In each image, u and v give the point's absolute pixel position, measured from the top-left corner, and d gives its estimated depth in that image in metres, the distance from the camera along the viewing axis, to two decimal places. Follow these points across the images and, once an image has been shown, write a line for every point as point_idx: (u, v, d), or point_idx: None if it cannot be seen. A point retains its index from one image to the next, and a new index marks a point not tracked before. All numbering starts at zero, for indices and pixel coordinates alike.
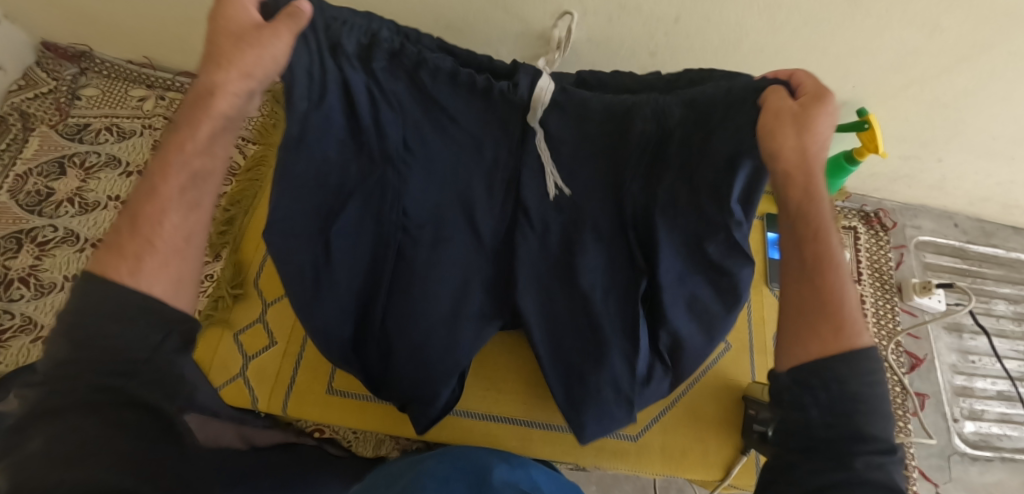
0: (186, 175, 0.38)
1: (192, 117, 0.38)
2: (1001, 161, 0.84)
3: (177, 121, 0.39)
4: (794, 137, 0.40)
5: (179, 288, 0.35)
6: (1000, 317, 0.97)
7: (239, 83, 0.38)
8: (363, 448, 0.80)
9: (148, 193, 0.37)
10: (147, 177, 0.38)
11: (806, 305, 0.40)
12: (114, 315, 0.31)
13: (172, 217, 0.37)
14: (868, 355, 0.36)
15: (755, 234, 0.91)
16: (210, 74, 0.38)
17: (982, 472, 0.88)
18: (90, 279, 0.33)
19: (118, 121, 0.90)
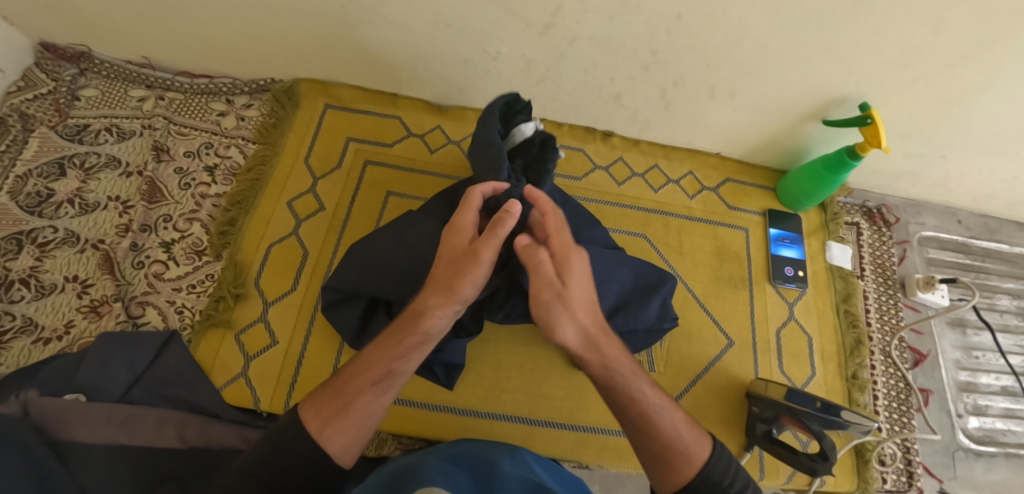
0: (385, 368, 0.54)
1: (402, 324, 0.54)
2: (1005, 157, 0.83)
3: (396, 321, 0.56)
4: (571, 328, 0.52)
5: (361, 433, 0.52)
6: (1004, 312, 0.96)
7: (442, 310, 0.52)
8: (365, 449, 0.77)
9: (353, 375, 0.54)
10: (356, 363, 0.55)
11: (650, 445, 0.52)
12: (345, 436, 0.51)
13: (367, 395, 0.53)
14: (699, 462, 0.50)
15: (758, 230, 0.90)
16: (427, 297, 0.54)
17: (988, 468, 0.88)
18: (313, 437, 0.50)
19: (118, 122, 0.90)
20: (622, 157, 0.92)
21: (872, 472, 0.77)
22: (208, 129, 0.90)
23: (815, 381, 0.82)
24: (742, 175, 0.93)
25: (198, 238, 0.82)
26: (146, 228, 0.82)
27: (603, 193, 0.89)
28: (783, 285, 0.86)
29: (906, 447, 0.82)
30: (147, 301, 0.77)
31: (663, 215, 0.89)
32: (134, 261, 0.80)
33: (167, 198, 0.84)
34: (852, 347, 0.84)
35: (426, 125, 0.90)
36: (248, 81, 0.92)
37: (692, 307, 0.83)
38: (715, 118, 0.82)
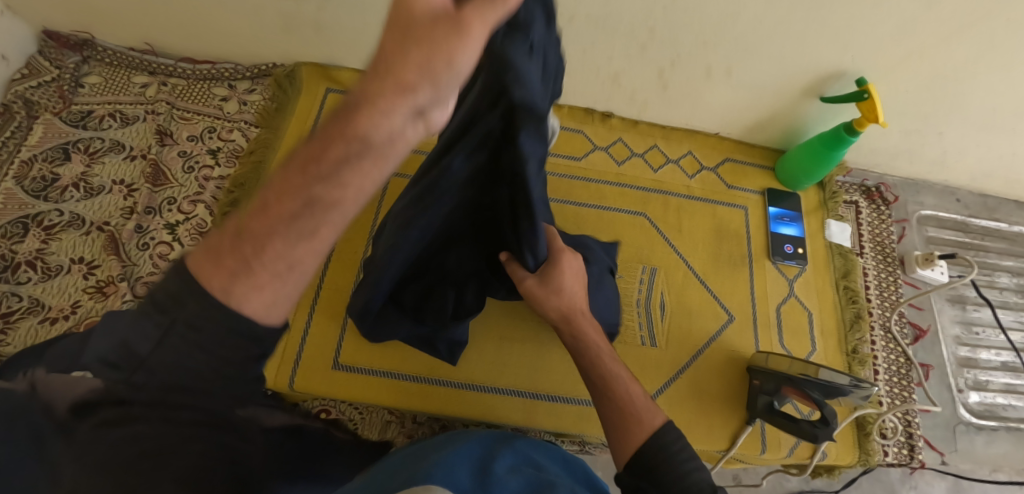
0: (300, 202, 0.31)
1: (328, 131, 0.27)
2: (1003, 133, 0.84)
3: (308, 140, 0.29)
4: (554, 304, 0.60)
5: (278, 308, 0.35)
6: (1004, 289, 0.97)
7: (409, 105, 0.25)
8: (368, 431, 0.80)
9: (258, 219, 0.32)
10: (257, 194, 0.32)
11: (611, 412, 0.57)
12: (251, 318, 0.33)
13: (279, 242, 0.33)
14: (649, 428, 0.54)
15: (757, 209, 0.91)
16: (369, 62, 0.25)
17: (989, 442, 0.89)
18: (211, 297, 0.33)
19: (121, 108, 0.90)
20: (621, 137, 0.92)
21: (873, 445, 0.78)
22: (210, 114, 0.91)
23: (816, 355, 0.83)
24: (741, 155, 0.94)
25: (203, 220, 0.83)
26: (151, 210, 0.83)
27: (603, 173, 0.90)
28: (782, 262, 0.87)
29: (906, 420, 0.83)
30: (152, 282, 0.78)
31: (663, 194, 0.90)
32: (139, 242, 0.81)
33: (171, 181, 0.85)
34: (852, 322, 0.85)
35: None
36: (250, 67, 0.93)
37: (692, 283, 0.84)
38: (713, 97, 0.82)
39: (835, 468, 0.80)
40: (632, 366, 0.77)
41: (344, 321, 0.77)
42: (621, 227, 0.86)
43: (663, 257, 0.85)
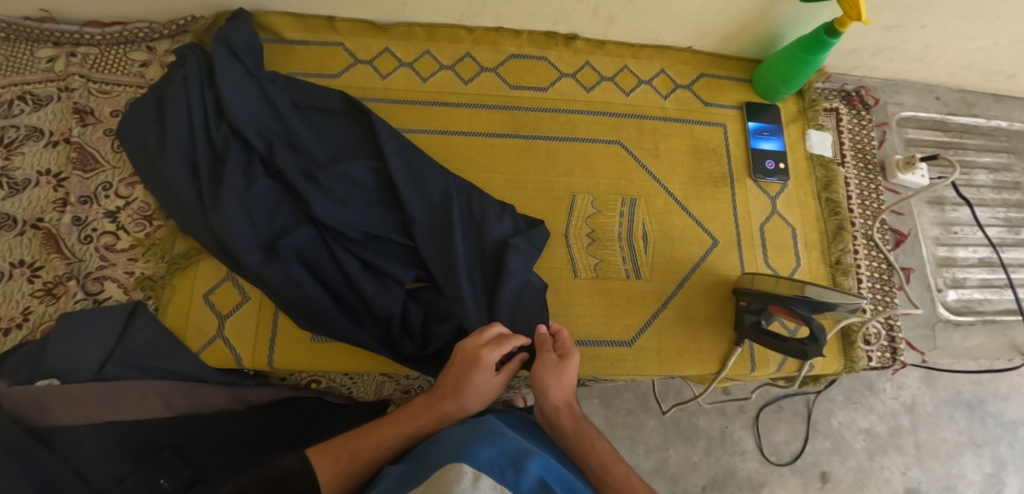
0: (410, 427, 0.57)
1: (433, 400, 0.58)
2: (984, 22, 0.80)
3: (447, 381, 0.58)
4: (556, 386, 0.60)
5: (410, 427, 0.57)
6: (981, 187, 0.96)
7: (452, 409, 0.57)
8: (363, 393, 0.80)
9: (390, 434, 0.57)
10: (355, 454, 0.54)
11: (605, 464, 0.53)
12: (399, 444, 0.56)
13: (406, 427, 0.57)
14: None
15: (736, 124, 0.87)
16: (464, 375, 0.57)
17: (967, 337, 0.92)
18: (405, 425, 0.57)
19: (31, 88, 0.80)
20: (588, 61, 0.86)
21: (857, 352, 0.80)
22: (133, 83, 0.81)
23: (799, 270, 0.82)
24: (716, 69, 0.89)
25: (145, 202, 0.76)
26: (87, 199, 0.75)
27: (571, 102, 0.84)
28: (764, 179, 0.84)
29: (889, 324, 0.84)
30: (103, 276, 0.73)
31: (636, 118, 0.85)
32: (80, 236, 0.74)
33: (102, 164, 0.77)
34: (835, 234, 0.84)
35: (372, 49, 0.82)
36: (167, 23, 0.83)
37: (674, 210, 0.81)
38: (683, 4, 0.75)
39: (819, 377, 0.82)
40: (619, 299, 0.76)
41: None
42: (595, 158, 0.82)
43: (641, 186, 0.81)
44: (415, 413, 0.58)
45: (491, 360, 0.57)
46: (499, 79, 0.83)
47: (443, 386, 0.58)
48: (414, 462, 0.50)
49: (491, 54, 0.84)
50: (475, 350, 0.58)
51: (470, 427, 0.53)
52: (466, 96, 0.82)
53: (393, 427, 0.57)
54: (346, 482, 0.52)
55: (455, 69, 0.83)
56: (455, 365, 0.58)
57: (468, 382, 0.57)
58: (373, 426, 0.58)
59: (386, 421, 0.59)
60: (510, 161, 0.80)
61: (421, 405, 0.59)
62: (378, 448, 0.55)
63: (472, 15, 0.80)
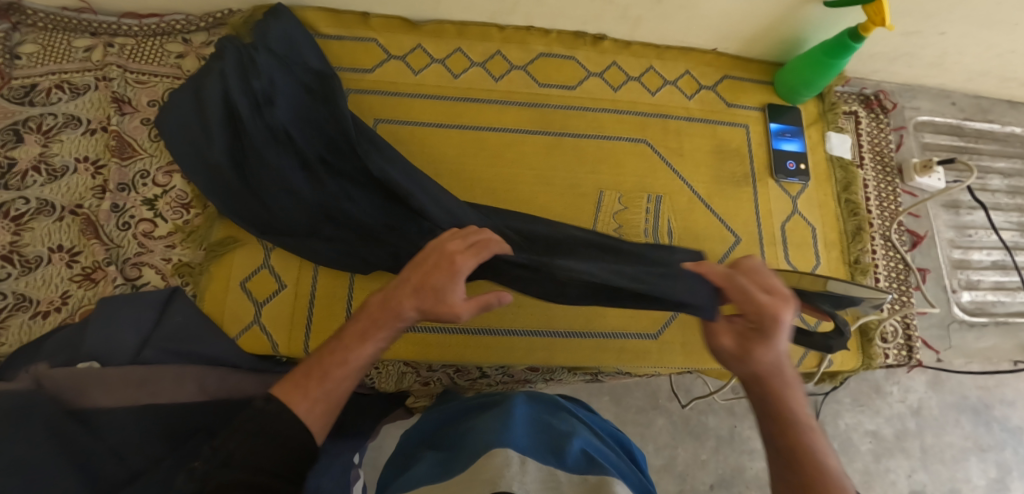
0: (368, 339, 0.49)
1: (388, 306, 0.49)
2: (1004, 29, 0.82)
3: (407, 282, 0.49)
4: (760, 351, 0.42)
5: (369, 337, 0.49)
6: (995, 191, 0.98)
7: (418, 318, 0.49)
8: (385, 383, 0.77)
9: (345, 349, 0.49)
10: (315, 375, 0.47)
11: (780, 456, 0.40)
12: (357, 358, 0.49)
13: (364, 341, 0.49)
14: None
15: (758, 126, 0.89)
16: (427, 278, 0.49)
17: (980, 337, 0.93)
18: (364, 331, 0.49)
19: (68, 77, 0.82)
20: (614, 61, 0.87)
21: (875, 349, 0.82)
22: (169, 74, 0.83)
23: (819, 269, 0.84)
24: (738, 71, 0.90)
25: (182, 191, 0.78)
26: (124, 187, 0.77)
27: (598, 101, 0.86)
28: (785, 180, 0.86)
29: (906, 323, 0.86)
30: (141, 262, 0.74)
31: (661, 117, 0.86)
32: (118, 222, 0.75)
33: (140, 152, 0.79)
34: (854, 234, 0.86)
35: (404, 44, 0.84)
36: (204, 16, 0.84)
37: (697, 208, 0.83)
38: (711, 7, 0.77)
39: (837, 375, 0.84)
40: None
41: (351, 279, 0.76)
42: (622, 156, 0.83)
43: (666, 184, 0.83)
44: (376, 313, 0.50)
45: (456, 269, 0.49)
46: (528, 77, 0.85)
47: (407, 281, 0.49)
48: (452, 447, 0.51)
49: (521, 52, 0.85)
50: (450, 256, 0.50)
51: (506, 411, 0.54)
52: (495, 93, 0.84)
53: (347, 340, 0.49)
54: (330, 412, 0.47)
55: (485, 66, 0.85)
56: (423, 267, 0.50)
57: (433, 282, 0.48)
58: (332, 342, 0.50)
59: (344, 330, 0.50)
60: (539, 157, 0.82)
61: (375, 308, 0.50)
62: (340, 366, 0.48)
63: (504, 13, 0.82)
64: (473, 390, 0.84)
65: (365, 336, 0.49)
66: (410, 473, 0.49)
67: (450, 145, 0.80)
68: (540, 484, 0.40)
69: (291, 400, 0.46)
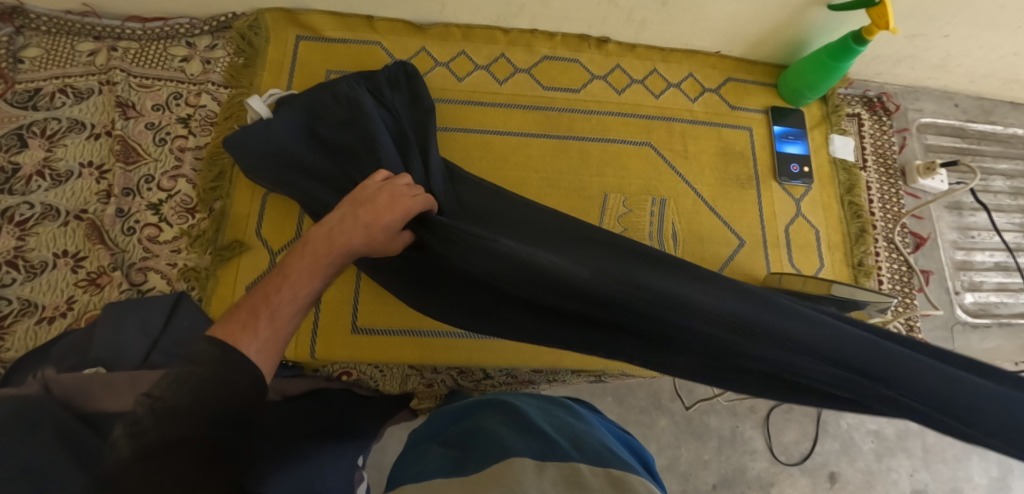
0: (314, 273, 0.44)
1: (339, 239, 0.46)
2: (1007, 32, 0.82)
3: (357, 216, 0.47)
4: None
5: (316, 271, 0.44)
6: (998, 193, 0.98)
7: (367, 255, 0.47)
8: (389, 386, 0.79)
9: (286, 286, 0.42)
10: (255, 318, 0.40)
11: None
12: (300, 293, 0.43)
13: (307, 278, 0.43)
14: None
15: (761, 128, 0.89)
16: (378, 216, 0.48)
17: (983, 338, 0.94)
18: (308, 263, 0.44)
19: (72, 81, 0.81)
20: (619, 64, 0.88)
21: None
22: (173, 78, 0.83)
23: (823, 271, 0.84)
24: (742, 73, 0.91)
25: (187, 195, 0.78)
26: (129, 191, 0.77)
27: (603, 103, 0.86)
28: (788, 183, 0.86)
29: (909, 325, 0.86)
30: (146, 267, 0.74)
31: (665, 120, 0.87)
32: (123, 227, 0.76)
33: (144, 157, 0.79)
34: (857, 236, 0.87)
35: (409, 48, 0.84)
36: (207, 19, 0.84)
37: (702, 211, 0.83)
38: (716, 10, 0.77)
39: None
40: None
41: (358, 283, 0.75)
42: (626, 158, 0.84)
43: (670, 187, 0.83)
44: (319, 251, 0.45)
45: (413, 204, 0.50)
46: (533, 80, 0.85)
47: (353, 220, 0.47)
48: (462, 446, 0.51)
49: (526, 55, 0.86)
50: (403, 198, 0.50)
51: (519, 415, 0.54)
52: (501, 96, 0.84)
53: (292, 276, 0.43)
54: (275, 353, 0.40)
55: (490, 69, 0.85)
56: (374, 204, 0.48)
57: (387, 220, 0.48)
58: (269, 281, 0.42)
59: (280, 266, 0.44)
60: (544, 160, 0.82)
61: (317, 243, 0.45)
62: (287, 305, 0.42)
63: (509, 16, 0.82)
64: (477, 392, 0.84)
65: (308, 271, 0.44)
66: (419, 470, 0.49)
67: (455, 148, 0.80)
68: (561, 483, 0.40)
69: (238, 340, 0.38)
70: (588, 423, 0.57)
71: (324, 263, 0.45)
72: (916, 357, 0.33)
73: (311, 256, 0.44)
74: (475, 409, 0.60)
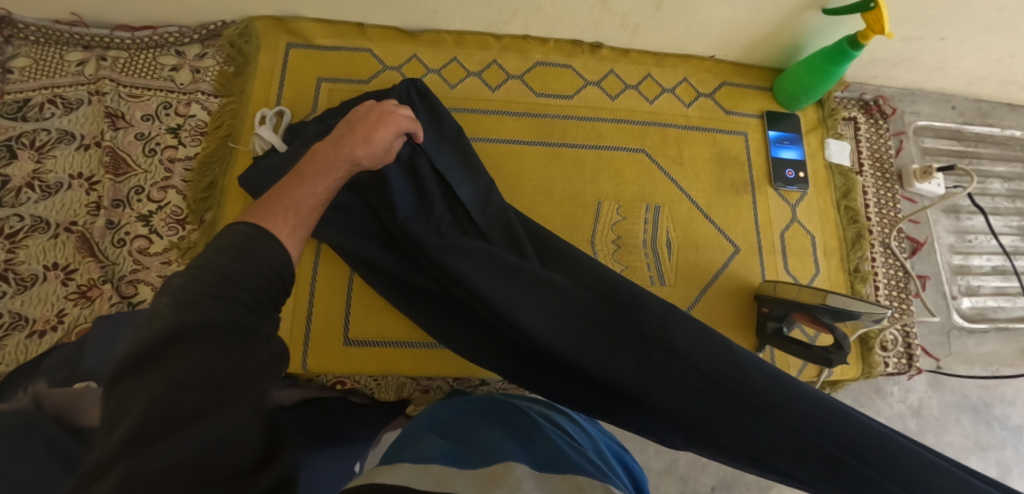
0: (329, 176, 0.54)
1: (342, 146, 0.57)
2: (1004, 34, 0.81)
3: (353, 130, 0.59)
4: None
5: (328, 174, 0.54)
6: (995, 196, 0.97)
7: (363, 161, 0.58)
8: (385, 394, 0.78)
9: (302, 182, 0.51)
10: (278, 204, 0.47)
11: None
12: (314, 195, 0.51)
13: (320, 178, 0.53)
14: None
15: (757, 133, 0.88)
16: (373, 128, 0.60)
17: (980, 343, 0.93)
18: (323, 169, 0.54)
19: (61, 91, 0.81)
20: (613, 69, 0.87)
21: (875, 357, 0.82)
22: (163, 87, 0.82)
23: (819, 278, 0.84)
24: (737, 77, 0.90)
25: (177, 206, 0.77)
26: (119, 203, 0.77)
27: (596, 109, 0.85)
28: (784, 188, 0.86)
29: (906, 331, 0.86)
30: (137, 279, 0.74)
31: (660, 126, 0.86)
32: (113, 239, 0.75)
33: (134, 168, 0.78)
34: (853, 241, 0.86)
35: (400, 54, 0.83)
36: (197, 27, 0.84)
37: (697, 217, 0.82)
38: (710, 14, 0.76)
39: (838, 384, 0.84)
40: None
41: (348, 294, 0.75)
42: (621, 165, 0.83)
43: (665, 193, 0.82)
44: (329, 155, 0.55)
45: (400, 123, 0.63)
46: (526, 86, 0.84)
47: (351, 135, 0.58)
48: (459, 442, 0.50)
49: (519, 61, 0.85)
50: (390, 113, 0.63)
51: (519, 426, 0.54)
52: (494, 103, 0.83)
53: (304, 174, 0.52)
54: (306, 229, 0.48)
55: (482, 76, 0.84)
56: (369, 122, 0.60)
57: (381, 134, 0.60)
58: (290, 179, 0.51)
59: (293, 175, 0.52)
60: (537, 167, 0.81)
61: (326, 151, 0.56)
62: (311, 195, 0.51)
63: (501, 22, 0.81)
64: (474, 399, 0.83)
65: (320, 176, 0.53)
66: (415, 448, 0.48)
67: None
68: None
69: (270, 221, 0.44)
70: (582, 437, 0.57)
71: (333, 170, 0.55)
72: (886, 439, 0.42)
73: (323, 162, 0.54)
74: (473, 411, 0.59)
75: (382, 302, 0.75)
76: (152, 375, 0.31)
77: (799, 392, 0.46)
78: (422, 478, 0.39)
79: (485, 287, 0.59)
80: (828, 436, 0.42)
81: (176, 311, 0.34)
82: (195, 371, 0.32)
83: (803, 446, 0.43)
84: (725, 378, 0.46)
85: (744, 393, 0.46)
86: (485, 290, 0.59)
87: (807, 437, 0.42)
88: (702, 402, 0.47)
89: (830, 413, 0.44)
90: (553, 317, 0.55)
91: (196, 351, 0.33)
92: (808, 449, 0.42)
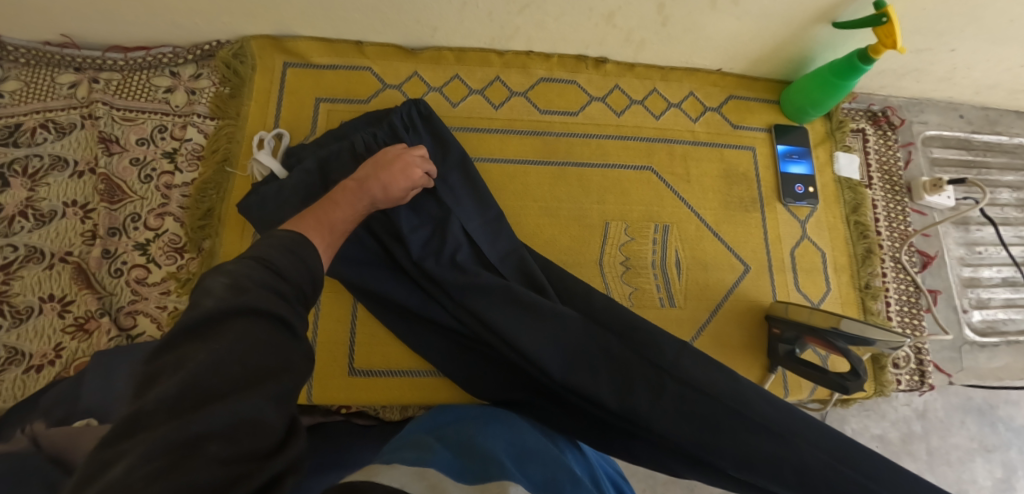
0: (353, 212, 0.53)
1: (369, 186, 0.56)
2: (1015, 45, 0.80)
3: (382, 169, 0.58)
4: None
5: (353, 212, 0.53)
6: (1004, 206, 0.96)
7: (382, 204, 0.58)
8: (390, 413, 0.75)
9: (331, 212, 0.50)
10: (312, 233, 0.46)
11: None
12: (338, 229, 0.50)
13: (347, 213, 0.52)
14: None
15: (765, 147, 0.87)
16: (401, 174, 0.60)
17: (991, 357, 0.92)
18: (350, 205, 0.53)
19: (53, 115, 0.78)
20: (618, 84, 0.85)
21: (887, 376, 0.81)
22: (157, 110, 0.80)
23: (830, 296, 0.83)
24: (744, 91, 0.88)
25: (175, 234, 0.76)
26: (115, 231, 0.75)
27: (602, 126, 0.83)
28: (793, 204, 0.84)
29: (917, 348, 0.86)
30: (135, 310, 0.72)
31: (666, 142, 0.84)
32: (110, 269, 0.74)
33: (129, 195, 0.76)
34: (863, 257, 0.85)
35: (400, 73, 0.81)
36: (191, 47, 0.81)
37: (706, 236, 0.81)
38: (718, 30, 0.75)
39: (850, 400, 0.84)
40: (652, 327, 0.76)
41: (352, 322, 0.73)
42: (628, 185, 0.81)
43: (673, 212, 0.81)
44: (356, 191, 0.55)
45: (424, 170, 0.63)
46: (530, 103, 0.83)
47: (379, 176, 0.58)
48: (456, 447, 0.48)
49: (521, 78, 0.83)
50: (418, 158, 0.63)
51: (518, 440, 0.52)
52: (497, 122, 0.81)
53: (334, 205, 0.51)
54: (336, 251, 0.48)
55: (485, 93, 0.82)
56: (397, 165, 0.60)
57: (405, 178, 0.60)
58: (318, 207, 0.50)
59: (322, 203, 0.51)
60: (543, 188, 0.79)
61: (354, 188, 0.55)
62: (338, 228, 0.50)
63: (504, 39, 0.79)
64: None
65: (347, 210, 0.52)
66: (410, 447, 0.46)
67: None
68: None
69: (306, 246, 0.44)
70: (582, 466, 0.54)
71: (356, 205, 0.54)
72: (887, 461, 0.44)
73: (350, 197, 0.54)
74: (471, 418, 0.57)
75: (386, 331, 0.74)
76: (197, 346, 0.31)
77: (799, 417, 0.48)
78: (418, 481, 0.36)
79: (497, 309, 0.60)
80: (830, 460, 0.44)
81: (232, 292, 0.33)
82: (237, 351, 0.31)
83: (808, 468, 0.44)
84: (736, 405, 0.48)
85: (756, 419, 0.47)
86: (498, 317, 0.59)
87: (818, 460, 0.44)
88: (711, 432, 0.47)
89: (829, 438, 0.46)
90: (567, 351, 0.56)
91: (242, 331, 0.32)
92: (812, 474, 0.44)
